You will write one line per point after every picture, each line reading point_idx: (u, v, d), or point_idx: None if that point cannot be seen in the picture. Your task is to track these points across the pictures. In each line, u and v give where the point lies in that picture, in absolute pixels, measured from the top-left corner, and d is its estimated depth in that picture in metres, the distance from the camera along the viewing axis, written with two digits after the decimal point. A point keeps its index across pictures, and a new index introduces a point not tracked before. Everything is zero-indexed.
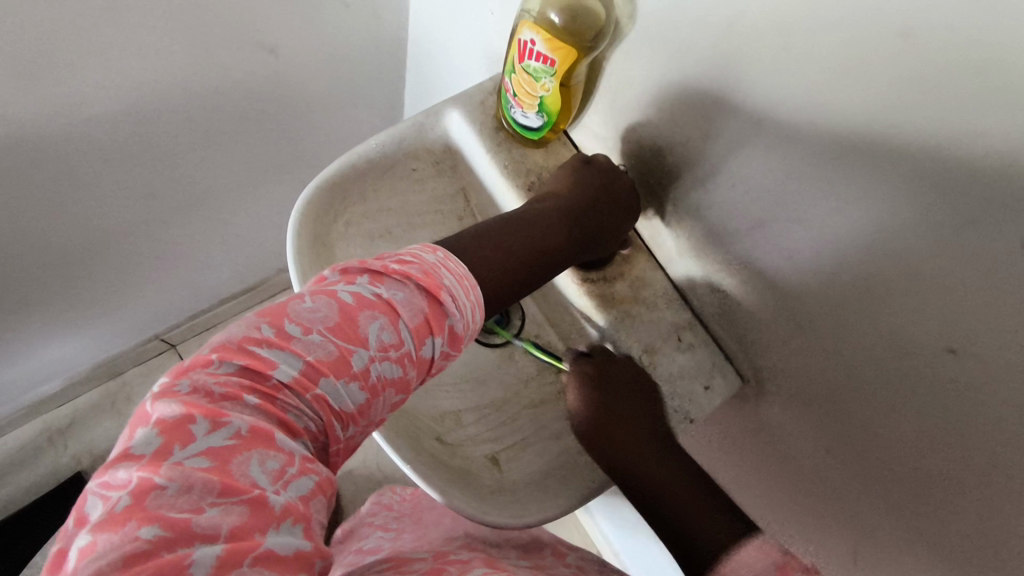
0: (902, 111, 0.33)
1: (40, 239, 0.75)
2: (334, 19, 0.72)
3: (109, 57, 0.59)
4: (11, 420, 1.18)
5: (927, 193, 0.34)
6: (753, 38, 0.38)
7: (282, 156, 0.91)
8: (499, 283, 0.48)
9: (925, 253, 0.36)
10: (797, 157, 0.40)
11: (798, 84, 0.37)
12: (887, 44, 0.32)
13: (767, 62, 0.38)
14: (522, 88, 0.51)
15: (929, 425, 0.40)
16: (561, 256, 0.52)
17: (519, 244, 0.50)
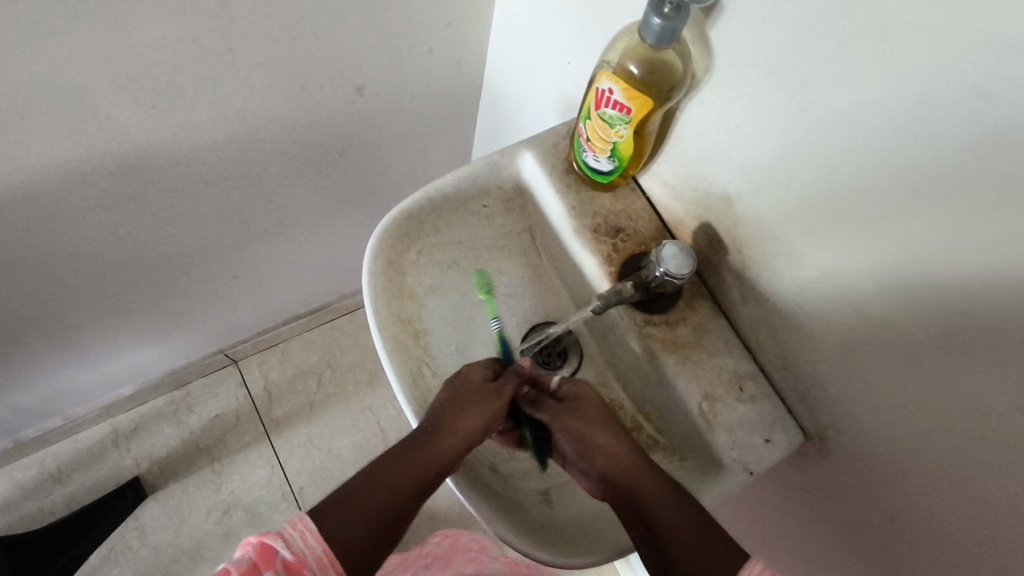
0: (984, 171, 0.33)
1: (137, 250, 0.82)
2: (420, 65, 0.77)
3: (222, 93, 0.65)
4: (83, 419, 1.25)
5: (1008, 253, 0.33)
6: (829, 95, 0.39)
7: (357, 187, 0.97)
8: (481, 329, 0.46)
9: (1004, 316, 0.35)
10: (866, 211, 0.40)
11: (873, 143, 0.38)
12: (972, 105, 0.32)
13: (841, 119, 0.39)
14: (596, 133, 0.53)
15: (1003, 497, 0.38)
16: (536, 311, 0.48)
17: None
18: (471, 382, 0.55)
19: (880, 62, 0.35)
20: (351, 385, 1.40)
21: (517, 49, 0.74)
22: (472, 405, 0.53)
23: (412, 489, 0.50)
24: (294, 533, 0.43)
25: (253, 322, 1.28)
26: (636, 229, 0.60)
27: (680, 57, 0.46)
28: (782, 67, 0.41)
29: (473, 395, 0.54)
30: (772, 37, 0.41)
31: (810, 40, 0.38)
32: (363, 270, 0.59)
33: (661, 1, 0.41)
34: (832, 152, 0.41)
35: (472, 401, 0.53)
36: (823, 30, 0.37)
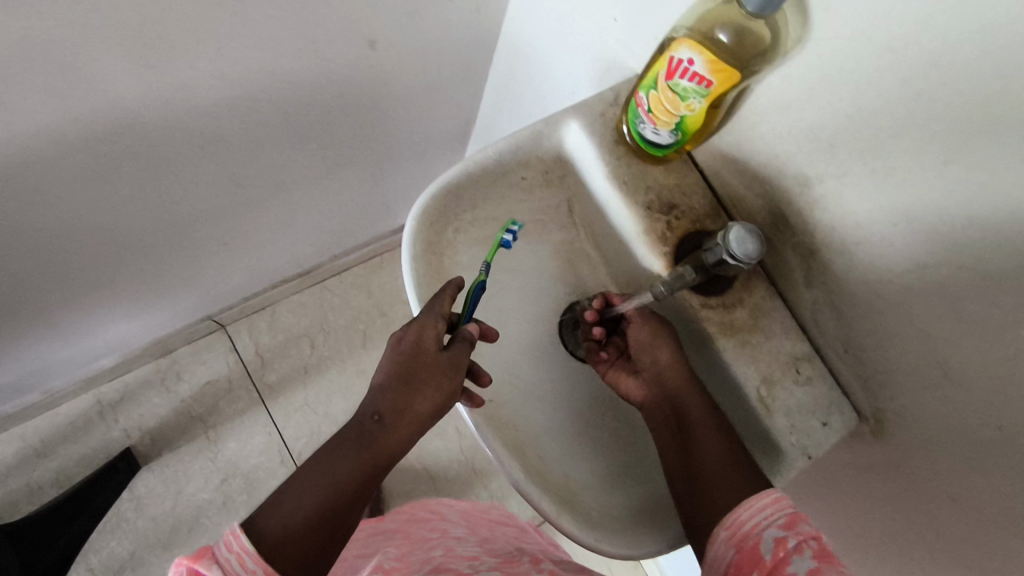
0: None
1: (127, 220, 0.75)
2: (437, 14, 0.70)
3: (226, 48, 0.57)
4: (65, 391, 1.18)
5: None
6: (958, 79, 0.36)
7: (359, 147, 0.91)
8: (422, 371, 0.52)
9: None
10: (970, 206, 0.38)
11: (997, 136, 0.35)
12: None
13: (964, 107, 0.36)
14: (660, 105, 0.49)
15: None
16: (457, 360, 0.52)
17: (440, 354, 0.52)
18: (424, 353, 0.52)
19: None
20: (346, 348, 1.35)
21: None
22: (424, 385, 0.51)
23: (362, 485, 0.48)
24: (230, 557, 0.41)
25: (242, 287, 1.21)
26: (690, 206, 0.56)
27: (772, 25, 0.42)
28: (903, 41, 0.37)
29: (426, 368, 0.52)
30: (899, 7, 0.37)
31: (947, 13, 0.35)
32: (403, 252, 0.55)
33: None
34: (944, 140, 0.38)
35: (422, 375, 0.51)
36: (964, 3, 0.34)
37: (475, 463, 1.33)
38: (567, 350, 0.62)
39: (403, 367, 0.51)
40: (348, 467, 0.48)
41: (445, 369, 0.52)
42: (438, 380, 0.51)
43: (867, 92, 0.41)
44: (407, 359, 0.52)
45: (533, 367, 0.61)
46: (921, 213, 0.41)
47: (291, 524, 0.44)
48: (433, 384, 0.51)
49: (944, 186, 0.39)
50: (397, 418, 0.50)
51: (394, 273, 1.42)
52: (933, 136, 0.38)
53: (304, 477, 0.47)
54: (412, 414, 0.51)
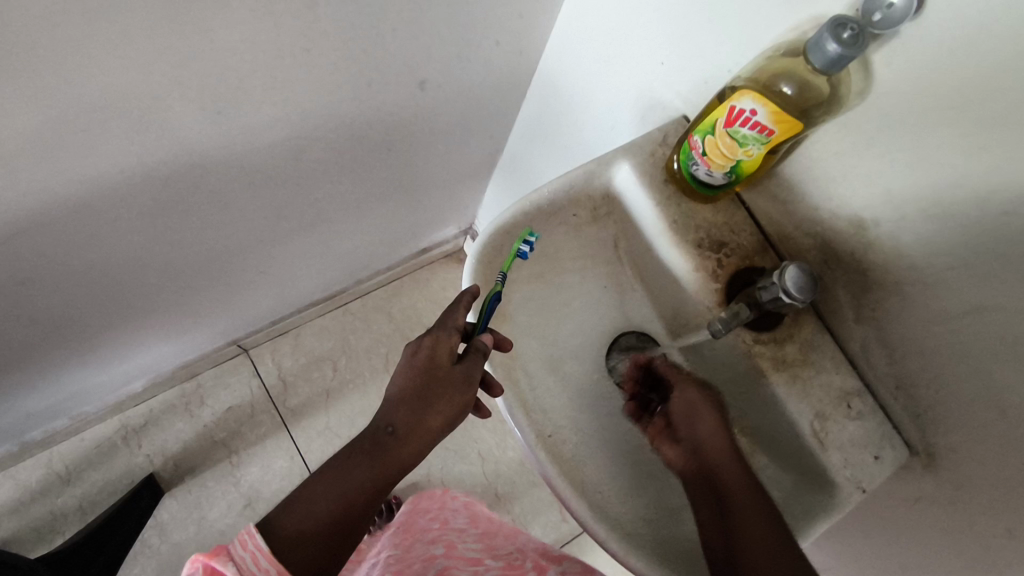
0: None
1: (174, 252, 0.76)
2: (484, 55, 0.72)
3: (289, 93, 0.59)
4: (91, 417, 1.19)
5: None
6: (1020, 132, 0.37)
7: (396, 178, 0.92)
8: (433, 385, 0.53)
9: None
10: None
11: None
12: None
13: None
14: (716, 150, 0.51)
15: None
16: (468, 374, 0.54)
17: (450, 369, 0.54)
18: (440, 365, 0.54)
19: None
20: (368, 372, 1.36)
21: (592, 41, 0.69)
22: (439, 400, 0.53)
23: (371, 494, 0.51)
24: (244, 555, 0.45)
25: (268, 312, 1.22)
26: (739, 244, 0.58)
27: (834, 80, 0.44)
28: (962, 98, 0.39)
29: (441, 380, 0.53)
30: (961, 64, 0.38)
31: (1009, 72, 0.36)
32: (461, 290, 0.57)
33: (840, 25, 0.39)
34: (1003, 190, 0.40)
35: (437, 386, 0.53)
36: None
37: (496, 487, 1.33)
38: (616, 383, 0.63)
39: (419, 380, 0.53)
40: (360, 478, 0.51)
41: (459, 381, 0.54)
42: (452, 393, 0.54)
43: (926, 142, 0.42)
44: (422, 372, 0.53)
45: (582, 398, 0.62)
46: (979, 257, 0.43)
47: (304, 537, 0.47)
48: (446, 396, 0.53)
49: (1001, 231, 0.41)
50: (411, 433, 0.53)
51: (416, 298, 1.43)
52: (992, 186, 0.40)
53: (316, 492, 0.49)
54: (425, 428, 0.53)
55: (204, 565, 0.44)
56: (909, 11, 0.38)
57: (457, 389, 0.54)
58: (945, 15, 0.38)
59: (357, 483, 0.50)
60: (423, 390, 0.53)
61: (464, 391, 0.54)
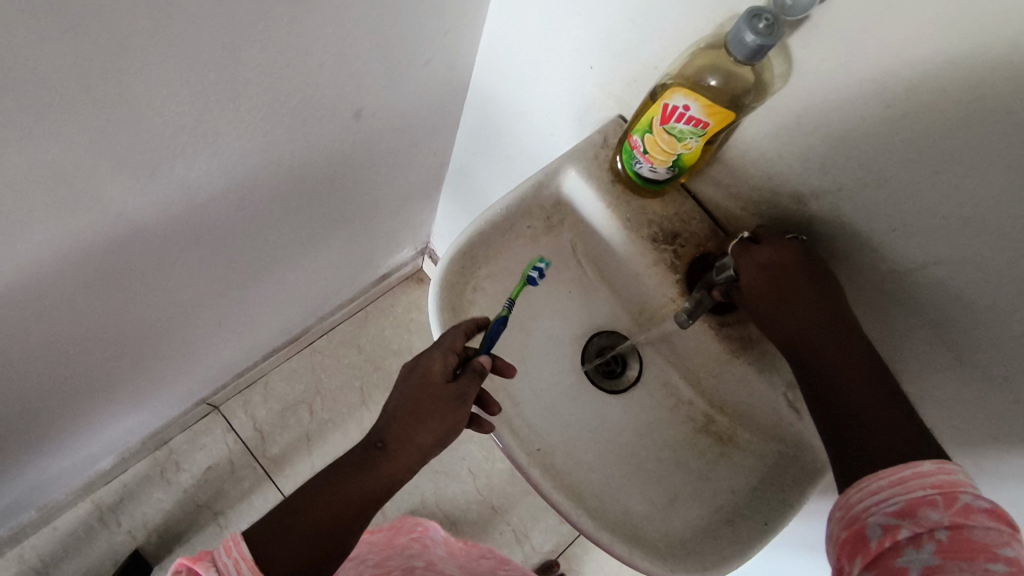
0: None
1: (125, 322, 0.73)
2: (414, 79, 0.72)
3: (219, 145, 0.57)
4: (61, 503, 1.13)
5: None
6: (950, 52, 0.38)
7: (345, 211, 0.92)
8: (427, 405, 0.53)
9: None
10: (982, 168, 0.40)
11: (1003, 100, 0.37)
12: None
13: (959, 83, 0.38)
14: (657, 146, 0.52)
15: None
16: (462, 394, 0.53)
17: (443, 389, 0.53)
18: (432, 383, 0.54)
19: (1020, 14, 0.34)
20: (345, 407, 1.34)
21: (519, 49, 0.70)
22: (428, 418, 0.53)
23: (360, 507, 0.52)
24: (227, 561, 0.46)
25: (233, 364, 1.19)
26: (692, 232, 0.60)
27: (758, 68, 0.46)
28: (890, 33, 0.39)
29: (432, 398, 0.53)
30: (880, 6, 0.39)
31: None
32: (431, 319, 0.58)
33: (755, 16, 0.40)
34: (950, 118, 0.40)
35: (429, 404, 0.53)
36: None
37: (491, 500, 1.33)
38: (594, 385, 0.64)
39: (413, 396, 0.54)
40: (355, 492, 0.52)
41: (450, 400, 0.53)
42: (443, 412, 0.53)
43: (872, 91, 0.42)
44: (416, 390, 0.54)
45: (565, 406, 0.62)
46: (937, 193, 0.43)
47: (291, 536, 0.49)
48: (438, 415, 0.53)
49: (955, 158, 0.41)
50: (400, 446, 0.53)
51: (382, 325, 1.42)
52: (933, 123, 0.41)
53: (309, 496, 0.51)
54: (413, 442, 0.53)
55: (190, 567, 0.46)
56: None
57: (449, 407, 0.53)
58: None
59: (350, 493, 0.52)
60: (417, 408, 0.54)
61: (462, 413, 0.54)
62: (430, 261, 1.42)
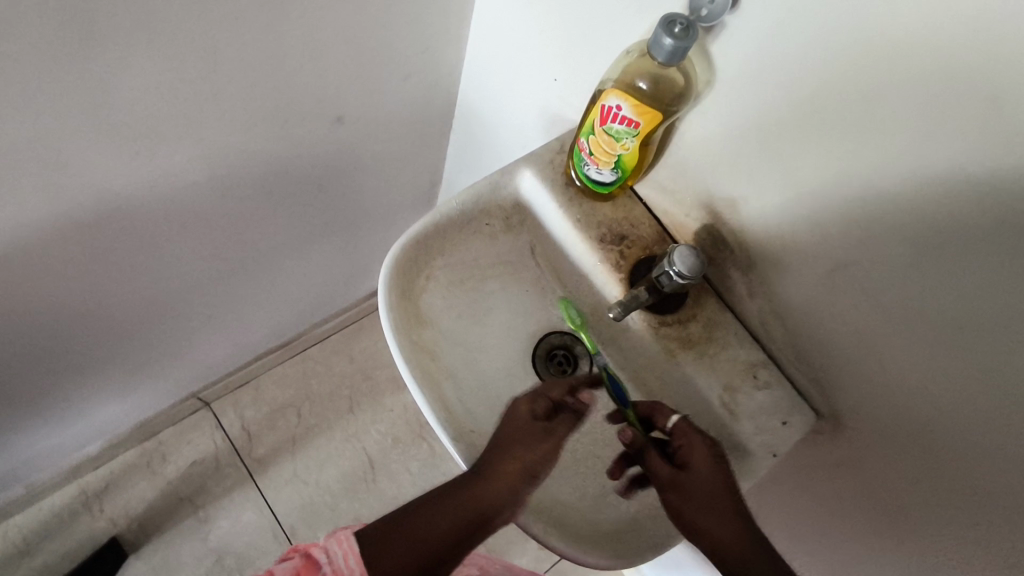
0: (975, 175, 0.37)
1: (113, 300, 0.78)
2: (397, 89, 0.77)
3: (202, 133, 0.62)
4: (47, 484, 1.17)
5: (1000, 245, 0.38)
6: (930, 111, 0.38)
7: (335, 215, 0.96)
8: (519, 438, 0.53)
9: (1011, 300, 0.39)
10: (900, 198, 0.42)
11: (983, 213, 0.38)
12: (964, 125, 0.37)
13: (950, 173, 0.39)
14: (599, 148, 0.55)
15: (1003, 454, 0.43)
16: (554, 428, 0.54)
17: (524, 418, 0.54)
18: (521, 417, 0.54)
19: (1022, 144, 0.35)
20: (332, 414, 1.36)
21: (494, 63, 0.74)
22: (518, 446, 0.53)
23: (451, 537, 0.51)
24: (339, 551, 0.50)
25: (224, 362, 1.22)
26: (639, 235, 0.62)
27: (684, 72, 0.49)
28: (841, 54, 0.41)
29: (522, 430, 0.53)
30: (900, 77, 0.38)
31: (944, 83, 0.37)
32: (380, 300, 0.59)
33: (671, 22, 0.44)
34: (917, 172, 0.40)
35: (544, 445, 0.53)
36: (963, 82, 0.36)
37: None
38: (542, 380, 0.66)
39: (506, 429, 0.54)
40: (448, 524, 0.51)
41: (539, 432, 0.54)
42: (532, 441, 0.53)
43: (865, 155, 0.43)
44: (505, 422, 0.54)
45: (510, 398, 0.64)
46: (903, 264, 0.44)
47: (391, 566, 0.49)
48: (527, 446, 0.53)
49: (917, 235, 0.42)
50: (491, 480, 0.52)
51: (375, 336, 1.45)
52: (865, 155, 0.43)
53: (396, 537, 0.51)
54: (503, 474, 0.52)
55: (307, 556, 0.51)
56: (726, 5, 0.43)
57: (540, 438, 0.54)
58: (892, 27, 0.37)
59: (445, 525, 0.51)
60: (508, 444, 0.53)
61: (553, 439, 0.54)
62: None
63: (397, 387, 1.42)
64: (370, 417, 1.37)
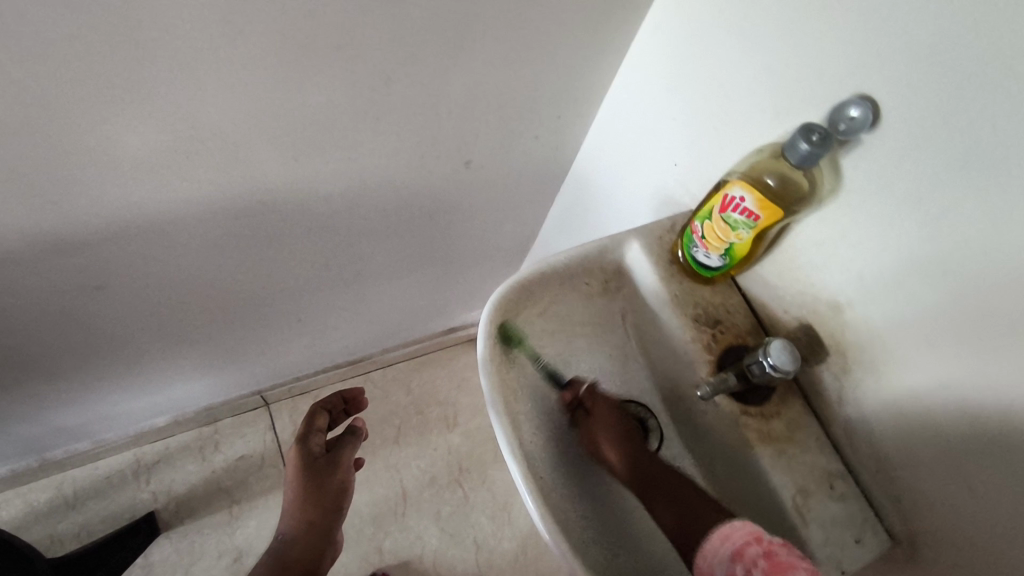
0: None
1: (228, 286, 0.86)
2: (524, 147, 0.84)
3: (353, 154, 0.70)
4: (109, 446, 1.23)
5: None
6: None
7: (434, 251, 1.03)
8: (310, 488, 0.90)
9: None
10: (1015, 329, 0.43)
11: None
12: None
13: None
14: (713, 233, 0.59)
15: None
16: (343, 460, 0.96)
17: (322, 469, 0.91)
18: (313, 454, 0.92)
19: None
20: (378, 441, 1.39)
21: (620, 140, 0.80)
22: (328, 486, 0.91)
23: None
24: None
25: (295, 367, 1.29)
26: (733, 323, 0.64)
27: (811, 177, 0.52)
28: (974, 181, 0.43)
29: (322, 468, 0.91)
30: None
31: None
32: (479, 331, 0.62)
33: (809, 130, 0.47)
34: None
35: (315, 467, 0.91)
36: None
37: None
38: None
39: (310, 470, 0.90)
40: None
41: (329, 465, 0.92)
42: (331, 474, 0.92)
43: (984, 280, 0.44)
44: (303, 471, 0.90)
45: (579, 454, 0.66)
46: (1010, 396, 0.44)
47: None
48: (328, 482, 0.91)
49: None
50: (309, 523, 0.89)
51: (434, 374, 1.49)
52: (1004, 302, 0.43)
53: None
54: (312, 505, 0.90)
55: None
56: (866, 122, 0.46)
57: (335, 477, 0.92)
58: None
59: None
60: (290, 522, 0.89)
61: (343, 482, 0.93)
62: None
63: (444, 428, 1.44)
64: (413, 452, 1.39)
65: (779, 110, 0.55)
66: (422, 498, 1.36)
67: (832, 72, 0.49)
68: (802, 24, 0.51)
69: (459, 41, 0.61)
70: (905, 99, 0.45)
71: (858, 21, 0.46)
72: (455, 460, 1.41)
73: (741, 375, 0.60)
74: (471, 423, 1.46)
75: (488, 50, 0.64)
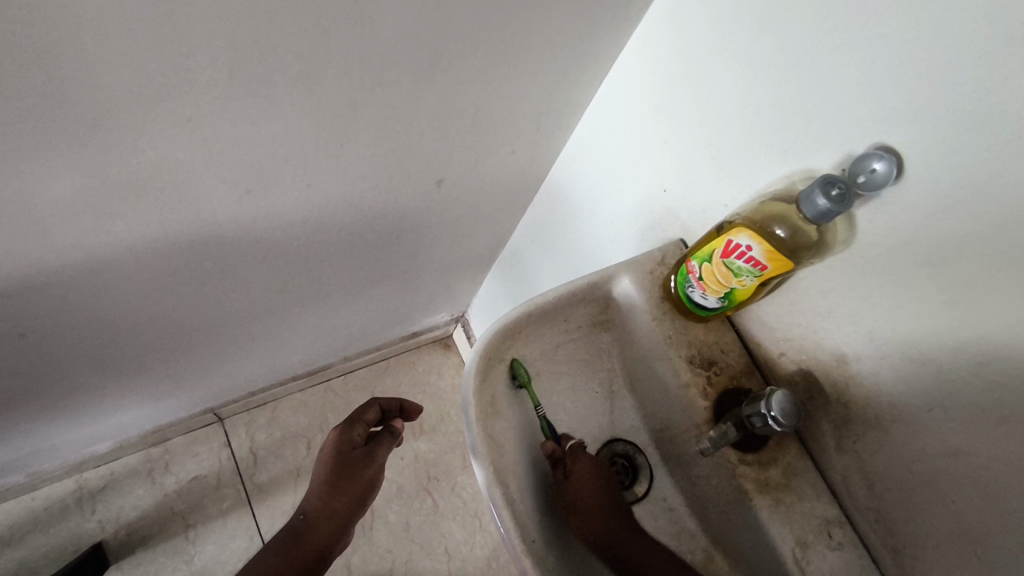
0: None
1: (174, 317, 0.77)
2: (498, 162, 0.78)
3: (315, 180, 0.63)
4: (46, 476, 1.13)
5: None
6: None
7: (400, 266, 0.96)
8: (339, 481, 0.78)
9: None
10: None
11: None
12: None
13: None
14: (712, 276, 0.54)
15: None
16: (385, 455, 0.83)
17: (359, 465, 0.79)
18: (352, 444, 0.80)
19: None
20: None
21: (602, 157, 0.75)
22: (356, 480, 0.79)
23: None
24: None
25: (251, 382, 1.21)
26: (728, 363, 0.61)
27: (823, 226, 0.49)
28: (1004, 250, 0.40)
29: (355, 461, 0.79)
30: None
31: None
32: (464, 381, 0.57)
33: (830, 183, 0.45)
34: None
35: (350, 459, 0.79)
36: None
37: None
38: None
39: (343, 460, 0.78)
40: (279, 563, 0.78)
41: (362, 458, 0.79)
42: (363, 468, 0.79)
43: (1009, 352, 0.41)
44: (336, 458, 0.79)
45: None
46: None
47: None
48: (358, 477, 0.79)
49: None
50: (331, 510, 0.79)
51: (399, 380, 1.43)
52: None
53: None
54: (342, 496, 0.79)
55: None
56: (890, 176, 0.43)
57: (368, 473, 0.79)
58: None
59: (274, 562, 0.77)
60: (315, 502, 0.79)
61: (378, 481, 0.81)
62: (462, 329, 1.45)
63: (411, 435, 1.39)
64: None
65: (787, 149, 0.51)
66: (391, 509, 1.31)
67: (851, 115, 0.45)
68: (818, 61, 0.46)
69: (433, 63, 0.55)
70: (936, 157, 0.41)
71: (887, 66, 0.42)
72: (425, 466, 1.37)
73: (740, 424, 0.57)
74: (439, 428, 1.41)
75: (464, 70, 0.58)
